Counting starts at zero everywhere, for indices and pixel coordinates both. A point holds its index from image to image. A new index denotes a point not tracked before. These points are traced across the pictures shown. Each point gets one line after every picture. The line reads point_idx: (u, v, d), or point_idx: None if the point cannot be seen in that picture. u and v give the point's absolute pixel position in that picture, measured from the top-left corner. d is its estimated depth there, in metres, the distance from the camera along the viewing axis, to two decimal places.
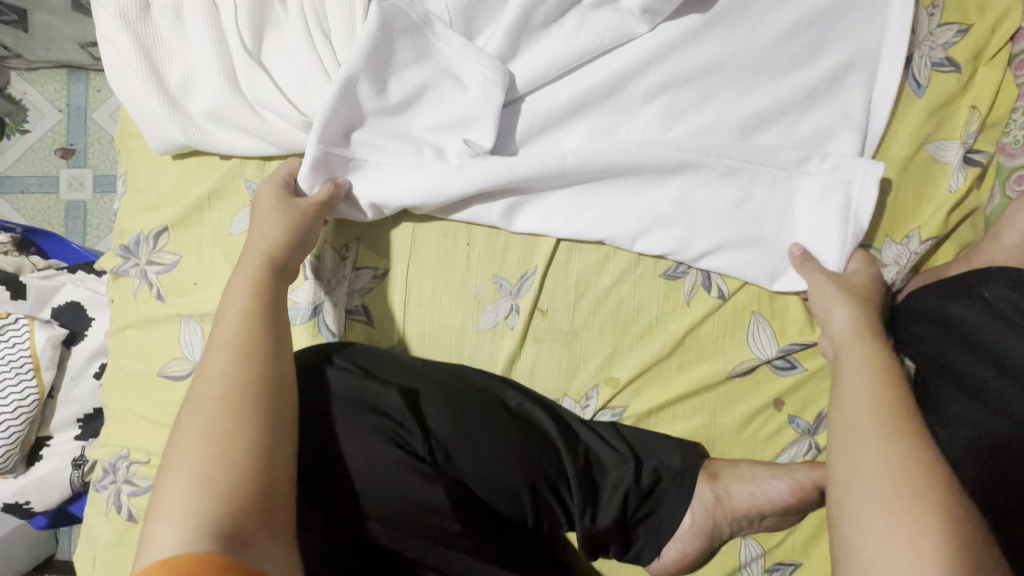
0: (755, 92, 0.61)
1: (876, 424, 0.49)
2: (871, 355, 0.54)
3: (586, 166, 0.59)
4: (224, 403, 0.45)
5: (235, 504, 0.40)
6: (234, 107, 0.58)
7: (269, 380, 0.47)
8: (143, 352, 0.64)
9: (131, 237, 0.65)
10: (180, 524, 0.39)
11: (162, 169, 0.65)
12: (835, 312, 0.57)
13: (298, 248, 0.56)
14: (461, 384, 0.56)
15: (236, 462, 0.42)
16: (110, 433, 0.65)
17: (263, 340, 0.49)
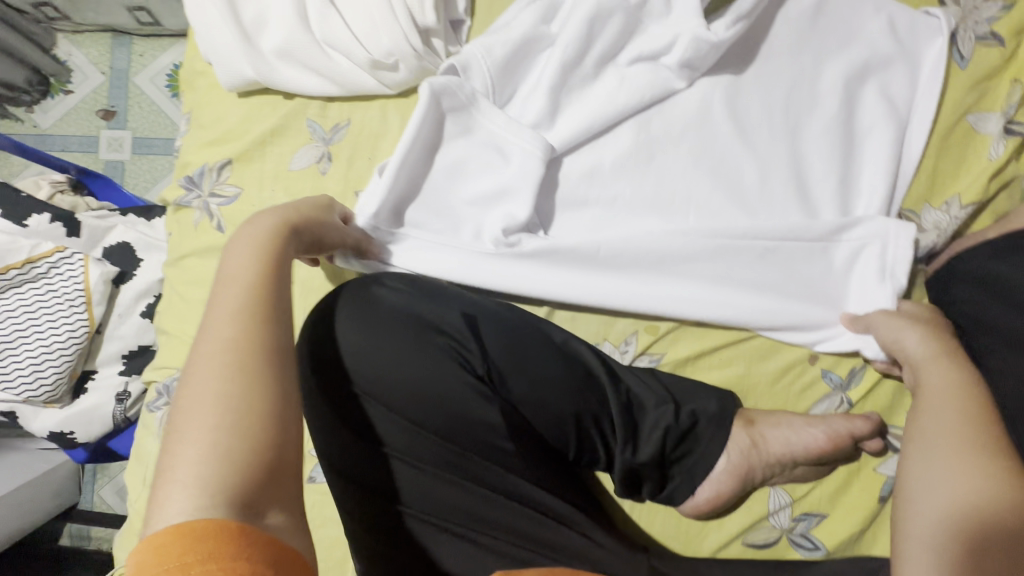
0: (788, 156, 0.64)
1: (957, 450, 0.51)
2: (953, 374, 0.54)
3: (619, 251, 0.62)
4: (236, 358, 0.39)
5: (254, 473, 0.35)
6: (304, 45, 0.61)
7: (286, 344, 0.41)
8: (201, 280, 0.66)
9: (195, 169, 0.67)
10: (192, 492, 0.33)
11: (228, 106, 0.68)
12: (908, 338, 0.57)
13: (318, 226, 0.52)
14: (512, 316, 0.57)
15: (257, 430, 0.36)
16: (165, 357, 0.68)
17: (281, 300, 0.43)
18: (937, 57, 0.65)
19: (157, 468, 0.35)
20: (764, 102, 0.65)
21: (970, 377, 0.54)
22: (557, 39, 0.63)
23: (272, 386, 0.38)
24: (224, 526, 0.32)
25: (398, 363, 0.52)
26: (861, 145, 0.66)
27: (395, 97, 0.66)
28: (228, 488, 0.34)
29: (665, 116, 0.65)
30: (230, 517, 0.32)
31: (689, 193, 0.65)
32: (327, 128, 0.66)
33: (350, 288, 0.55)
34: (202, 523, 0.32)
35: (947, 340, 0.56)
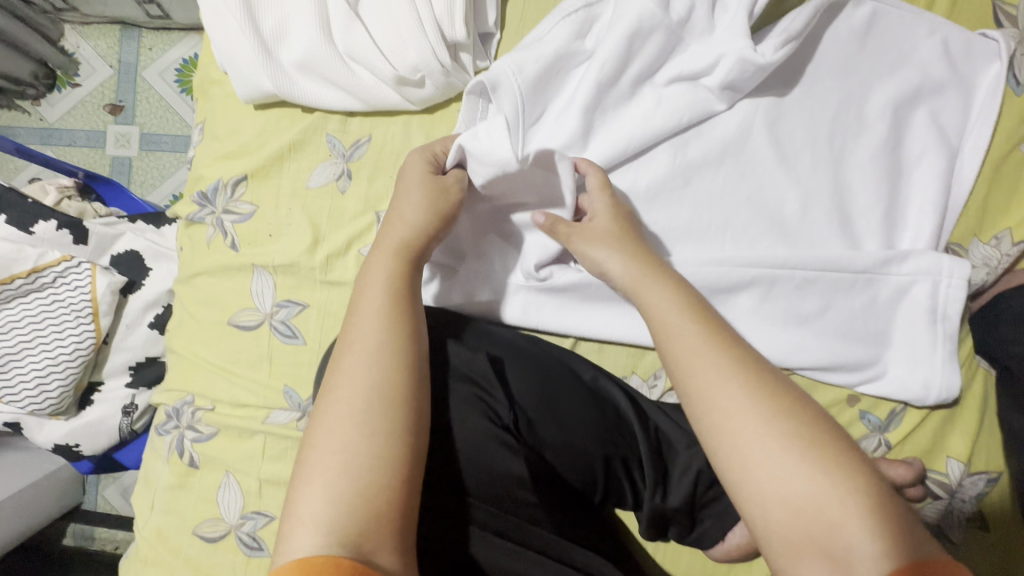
0: (831, 185, 0.61)
1: (733, 373, 0.44)
2: (666, 287, 0.51)
3: None
4: (354, 399, 0.43)
5: (364, 515, 0.38)
6: (326, 58, 0.57)
7: (406, 384, 0.44)
8: (213, 300, 0.64)
9: (208, 184, 0.64)
10: (312, 529, 0.38)
11: (243, 118, 0.64)
12: (608, 262, 0.53)
13: (433, 237, 0.53)
14: (541, 357, 0.57)
15: (370, 470, 0.40)
16: (174, 379, 0.65)
17: (410, 334, 0.46)
18: (994, 83, 0.62)
19: (290, 494, 0.40)
20: (809, 128, 0.62)
21: (677, 285, 0.51)
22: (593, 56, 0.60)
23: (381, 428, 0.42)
24: (336, 562, 0.35)
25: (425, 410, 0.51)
26: (910, 175, 0.62)
27: (420, 112, 0.62)
28: (342, 525, 0.38)
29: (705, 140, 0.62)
30: (342, 555, 0.36)
31: (726, 221, 0.62)
32: (348, 144, 0.63)
33: None
34: (321, 557, 0.35)
35: (635, 253, 0.53)
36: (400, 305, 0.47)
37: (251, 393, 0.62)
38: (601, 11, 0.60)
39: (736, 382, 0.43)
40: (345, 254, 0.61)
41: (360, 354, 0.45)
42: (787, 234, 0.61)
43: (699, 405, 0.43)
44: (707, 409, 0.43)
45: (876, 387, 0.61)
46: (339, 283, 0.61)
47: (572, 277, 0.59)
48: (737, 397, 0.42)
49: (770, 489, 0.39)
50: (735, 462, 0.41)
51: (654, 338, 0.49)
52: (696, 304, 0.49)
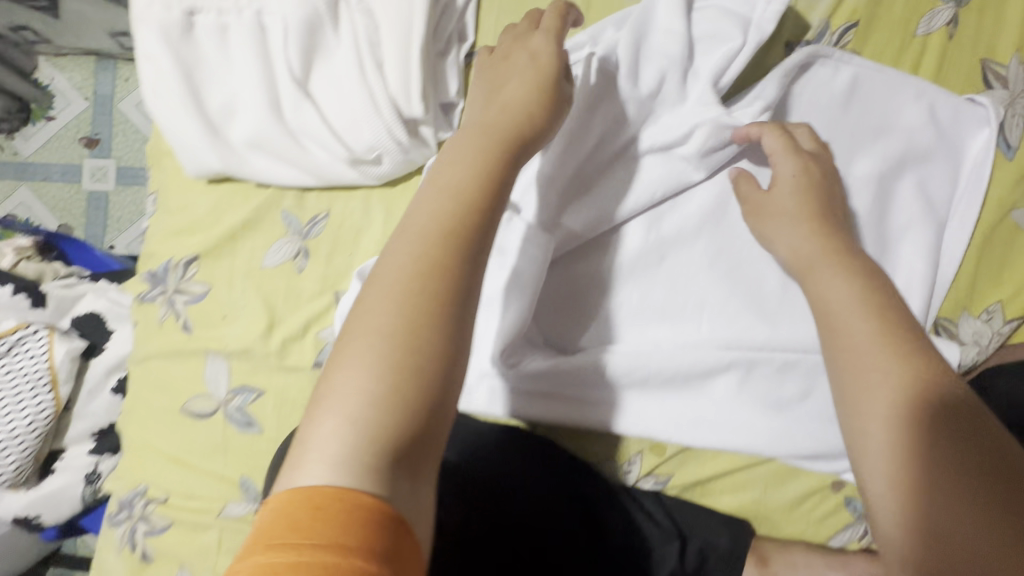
0: None
1: (875, 339, 0.45)
2: (843, 274, 0.49)
3: (625, 372, 0.57)
4: (413, 297, 0.38)
5: (400, 421, 0.34)
6: (275, 137, 0.54)
7: (465, 283, 0.39)
8: (166, 385, 0.61)
9: (158, 264, 0.61)
10: (346, 427, 0.34)
11: (194, 192, 0.61)
12: (781, 243, 0.54)
13: (540, 133, 0.47)
14: (508, 452, 0.56)
15: (420, 395, 0.36)
16: (126, 467, 0.62)
17: (480, 228, 0.40)
18: (982, 151, 0.59)
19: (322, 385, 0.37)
20: None
21: (876, 274, 0.49)
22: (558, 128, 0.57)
23: (443, 353, 0.37)
24: (340, 498, 0.31)
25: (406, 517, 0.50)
26: (898, 248, 0.59)
27: (380, 186, 0.59)
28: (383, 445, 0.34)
29: (681, 215, 0.59)
30: (370, 479, 0.32)
31: (703, 298, 0.58)
32: (304, 221, 0.60)
33: None
34: (336, 494, 0.31)
35: (827, 230, 0.53)
36: (484, 210, 0.41)
37: (204, 486, 0.59)
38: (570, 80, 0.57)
39: (891, 366, 0.44)
40: (302, 338, 0.59)
41: (432, 230, 0.40)
42: (767, 312, 0.58)
43: (842, 379, 0.46)
44: (850, 385, 0.45)
45: None
46: (295, 368, 0.58)
47: (540, 364, 0.56)
48: (887, 356, 0.44)
49: (852, 434, 0.44)
50: (845, 418, 0.45)
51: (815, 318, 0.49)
52: (884, 286, 0.48)
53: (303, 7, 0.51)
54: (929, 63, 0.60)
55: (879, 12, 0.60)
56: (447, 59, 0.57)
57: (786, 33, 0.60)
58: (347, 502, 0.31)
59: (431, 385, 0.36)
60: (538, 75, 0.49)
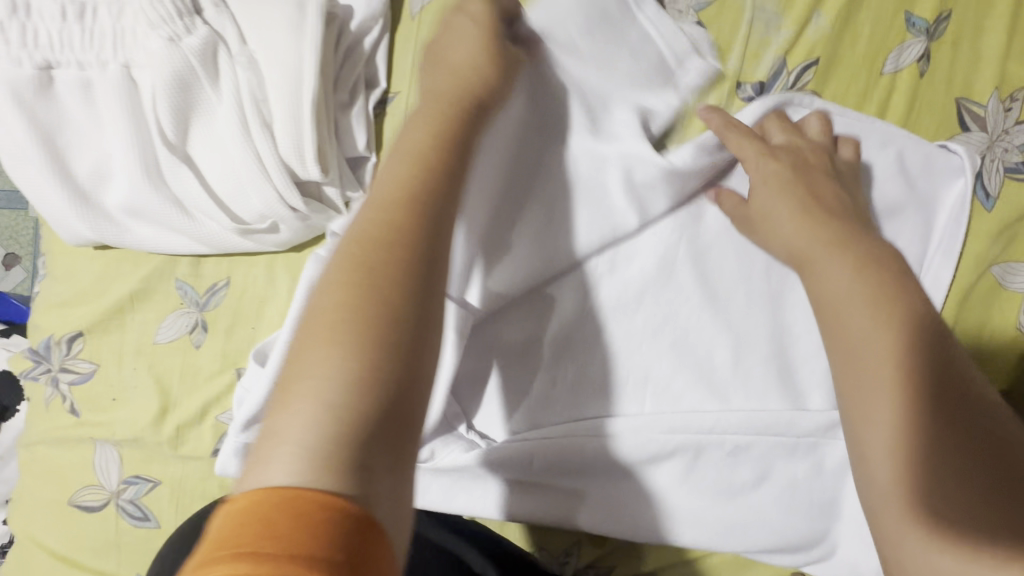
0: (768, 330, 0.52)
1: (874, 321, 0.42)
2: (845, 258, 0.44)
3: (556, 461, 0.50)
4: (363, 270, 0.34)
5: (372, 406, 0.30)
6: (153, 204, 0.48)
7: (426, 254, 0.36)
8: (52, 474, 0.55)
9: (42, 339, 0.55)
10: (313, 418, 0.30)
11: (80, 258, 0.55)
12: (779, 230, 0.48)
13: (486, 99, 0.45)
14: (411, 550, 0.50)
15: (383, 369, 0.31)
16: (13, 562, 0.56)
17: (433, 195, 0.38)
18: (958, 204, 0.52)
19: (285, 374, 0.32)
20: (741, 262, 0.52)
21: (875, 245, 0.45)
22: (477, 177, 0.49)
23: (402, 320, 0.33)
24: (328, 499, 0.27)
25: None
26: None
27: (284, 251, 0.53)
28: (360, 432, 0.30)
29: (620, 280, 0.52)
30: (344, 469, 0.28)
31: (647, 371, 0.52)
32: (201, 291, 0.53)
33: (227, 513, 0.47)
34: (303, 491, 0.26)
35: (818, 214, 0.47)
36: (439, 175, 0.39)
37: None
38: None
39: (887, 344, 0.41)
40: (198, 424, 0.52)
41: (377, 211, 0.37)
42: (718, 387, 0.52)
43: (839, 348, 0.43)
44: (847, 354, 0.43)
45: (825, 571, 0.51)
46: (192, 457, 0.52)
47: (457, 459, 0.51)
48: (879, 321, 0.42)
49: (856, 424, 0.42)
50: (850, 407, 0.42)
51: (814, 305, 0.45)
52: (885, 260, 0.44)
53: (173, 61, 0.45)
54: (897, 105, 0.53)
55: (840, 48, 0.53)
56: (353, 110, 0.51)
57: (738, 72, 0.53)
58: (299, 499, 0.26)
59: (394, 357, 0.32)
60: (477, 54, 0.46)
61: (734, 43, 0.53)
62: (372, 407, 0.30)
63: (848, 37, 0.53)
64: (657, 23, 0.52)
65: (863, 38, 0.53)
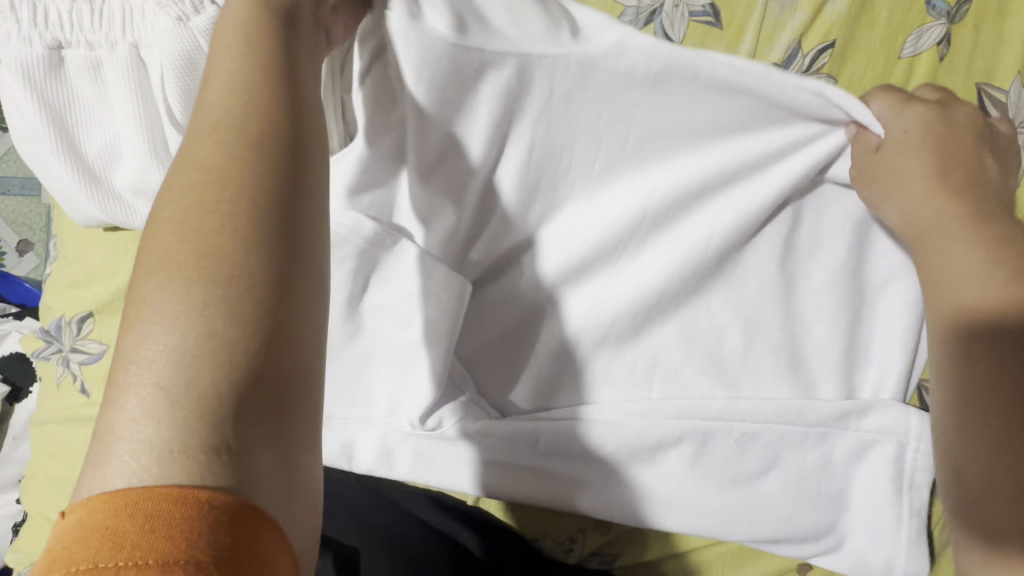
0: (779, 318, 0.51)
1: (999, 294, 0.41)
2: (983, 234, 0.43)
3: (564, 446, 0.50)
4: (199, 230, 0.29)
5: (221, 386, 0.26)
6: (159, 184, 0.48)
7: (271, 210, 0.31)
8: (63, 453, 0.55)
9: (53, 319, 0.56)
10: (149, 410, 0.25)
11: (90, 240, 0.55)
12: (889, 203, 0.46)
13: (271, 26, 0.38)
14: (409, 531, 0.50)
15: (235, 334, 0.27)
16: (25, 538, 0.57)
17: (275, 148, 0.33)
18: None
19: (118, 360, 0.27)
20: (752, 247, 0.51)
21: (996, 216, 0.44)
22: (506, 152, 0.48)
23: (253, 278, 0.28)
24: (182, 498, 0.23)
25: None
26: (875, 302, 0.51)
27: None
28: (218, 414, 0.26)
29: (614, 283, 0.51)
30: (198, 456, 0.25)
31: (654, 358, 0.52)
32: None
33: None
34: (151, 491, 0.23)
35: (956, 185, 0.45)
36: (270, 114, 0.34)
37: None
38: (525, 102, 0.47)
39: (993, 313, 0.41)
40: None
41: (205, 167, 0.32)
42: (727, 376, 0.51)
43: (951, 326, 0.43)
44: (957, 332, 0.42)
45: (832, 562, 0.51)
46: None
47: (466, 425, 0.50)
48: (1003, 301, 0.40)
49: (958, 388, 0.42)
50: (948, 373, 0.43)
51: (924, 277, 0.45)
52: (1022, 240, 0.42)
53: (182, 41, 0.45)
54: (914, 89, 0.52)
55: (858, 30, 0.52)
56: None
57: (752, 54, 0.52)
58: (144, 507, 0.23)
59: (249, 317, 0.28)
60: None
61: (748, 27, 0.52)
62: (224, 387, 0.26)
63: (866, 19, 0.52)
64: (666, 12, 0.53)
65: (881, 21, 0.52)
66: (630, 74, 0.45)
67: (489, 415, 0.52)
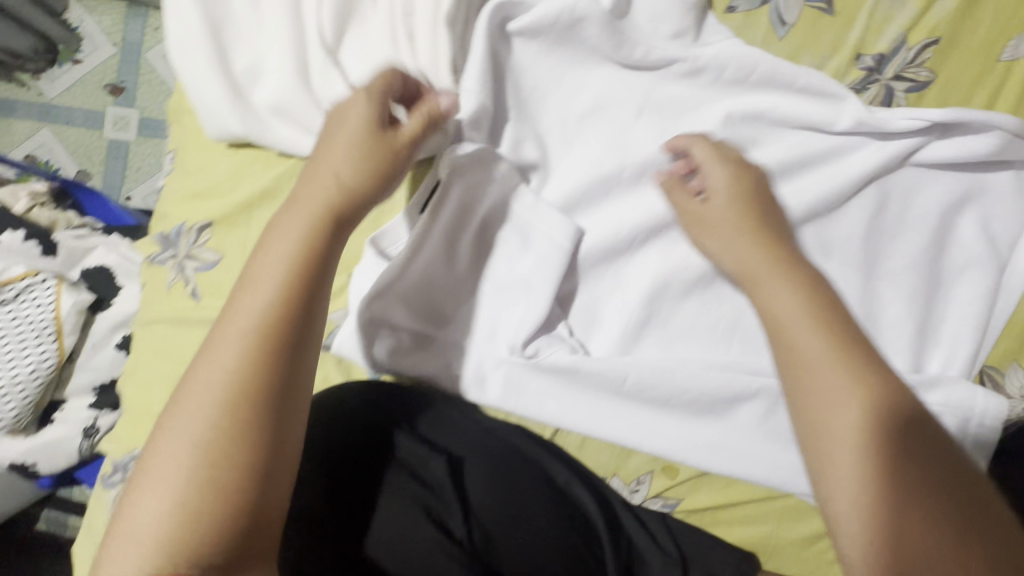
0: (858, 293, 0.54)
1: (845, 376, 0.40)
2: (784, 283, 0.46)
3: (648, 389, 0.53)
4: (213, 417, 0.38)
5: (202, 548, 0.35)
6: (301, 104, 0.51)
7: (277, 386, 0.39)
8: (169, 351, 0.59)
9: (172, 226, 0.59)
10: (143, 550, 0.35)
11: (213, 155, 0.59)
12: (722, 254, 0.50)
13: (364, 203, 0.45)
14: (502, 450, 0.51)
15: (222, 485, 0.36)
16: (123, 429, 0.61)
17: (286, 389, 0.40)
18: None
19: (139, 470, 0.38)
20: (839, 224, 0.55)
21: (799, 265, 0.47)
22: (619, 114, 0.55)
23: (238, 454, 0.37)
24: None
25: (360, 492, 0.46)
26: (948, 287, 0.55)
27: None
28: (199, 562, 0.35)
29: None
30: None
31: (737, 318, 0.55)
32: None
33: (346, 394, 0.51)
34: None
35: (770, 234, 0.49)
36: (296, 295, 0.41)
37: None
38: (644, 81, 0.55)
39: (857, 401, 0.39)
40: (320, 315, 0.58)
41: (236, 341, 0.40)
42: None
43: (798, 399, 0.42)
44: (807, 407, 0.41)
45: None
46: None
47: (560, 357, 0.53)
48: (827, 354, 0.41)
49: (833, 459, 0.39)
50: (818, 445, 0.40)
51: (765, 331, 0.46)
52: (834, 303, 0.45)
53: None
54: (1010, 90, 0.54)
55: (963, 29, 0.54)
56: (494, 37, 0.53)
57: (860, 42, 0.55)
58: None
59: (237, 471, 0.37)
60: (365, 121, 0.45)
61: (858, 16, 0.55)
62: (205, 549, 0.35)
63: (973, 19, 0.54)
64: None
65: (985, 23, 0.54)
66: (745, 69, 0.53)
67: (579, 351, 0.54)
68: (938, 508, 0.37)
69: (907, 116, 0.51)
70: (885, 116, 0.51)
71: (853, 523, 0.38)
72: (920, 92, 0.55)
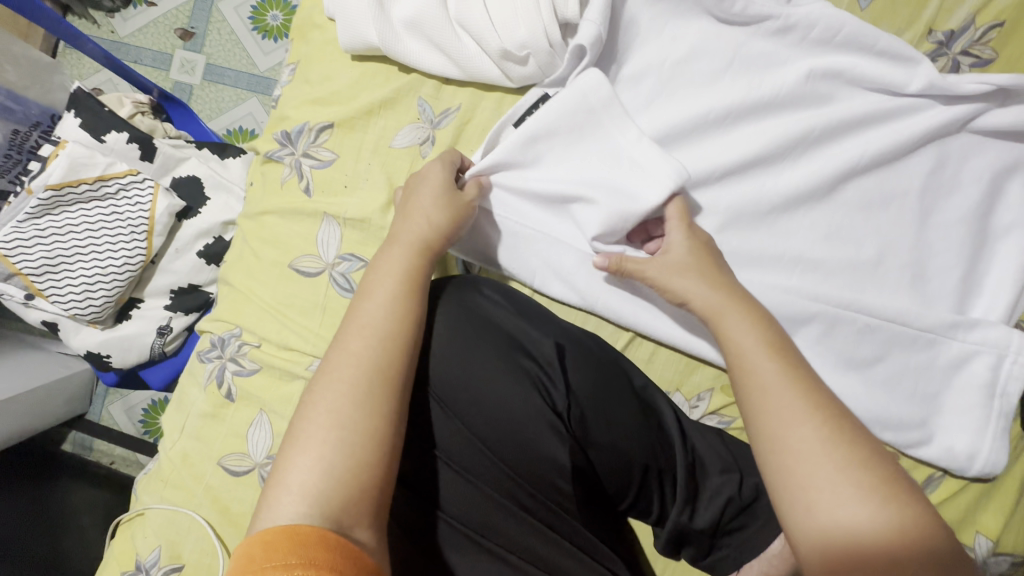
0: (913, 241, 0.60)
1: (793, 397, 0.43)
2: (748, 317, 0.49)
3: None
4: (354, 392, 0.42)
5: (354, 496, 0.39)
6: (436, 20, 0.57)
7: (407, 373, 0.45)
8: (279, 240, 0.64)
9: (294, 126, 0.65)
10: (299, 499, 0.38)
11: (338, 67, 0.65)
12: (699, 287, 0.51)
13: (449, 239, 0.53)
14: (596, 347, 0.55)
15: (361, 456, 0.40)
16: (225, 310, 0.67)
17: (411, 364, 0.45)
18: None
19: (283, 456, 0.41)
20: (900, 177, 0.60)
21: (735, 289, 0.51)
22: (710, 62, 0.61)
23: (379, 421, 0.42)
24: (324, 534, 0.36)
25: (481, 369, 0.49)
26: (995, 244, 0.60)
27: (514, 91, 0.62)
28: (343, 515, 0.38)
29: (773, 179, 0.61)
30: (327, 528, 0.36)
31: (799, 254, 0.60)
32: (437, 111, 0.62)
33: (461, 282, 0.53)
34: (307, 527, 0.36)
35: (716, 274, 0.52)
36: (415, 301, 0.47)
37: (300, 336, 0.62)
38: (737, 33, 0.61)
39: (815, 420, 0.42)
40: None
41: (362, 339, 0.45)
42: (859, 282, 0.60)
43: (755, 424, 0.44)
44: (772, 437, 0.43)
45: (920, 452, 0.59)
46: None
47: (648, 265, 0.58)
48: (779, 376, 0.45)
49: (794, 477, 0.41)
50: (777, 460, 0.42)
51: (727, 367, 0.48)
52: (776, 330, 0.49)
53: None
54: None
55: None
56: None
57: (933, 19, 0.61)
58: (294, 532, 0.35)
59: (376, 442, 0.41)
60: (444, 182, 0.55)
61: None
62: (351, 507, 0.39)
63: None
64: None
65: None
66: (831, 29, 0.58)
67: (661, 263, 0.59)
68: (897, 521, 0.38)
69: (974, 81, 0.56)
70: (956, 81, 0.57)
71: (830, 541, 0.38)
72: (983, 68, 0.61)
